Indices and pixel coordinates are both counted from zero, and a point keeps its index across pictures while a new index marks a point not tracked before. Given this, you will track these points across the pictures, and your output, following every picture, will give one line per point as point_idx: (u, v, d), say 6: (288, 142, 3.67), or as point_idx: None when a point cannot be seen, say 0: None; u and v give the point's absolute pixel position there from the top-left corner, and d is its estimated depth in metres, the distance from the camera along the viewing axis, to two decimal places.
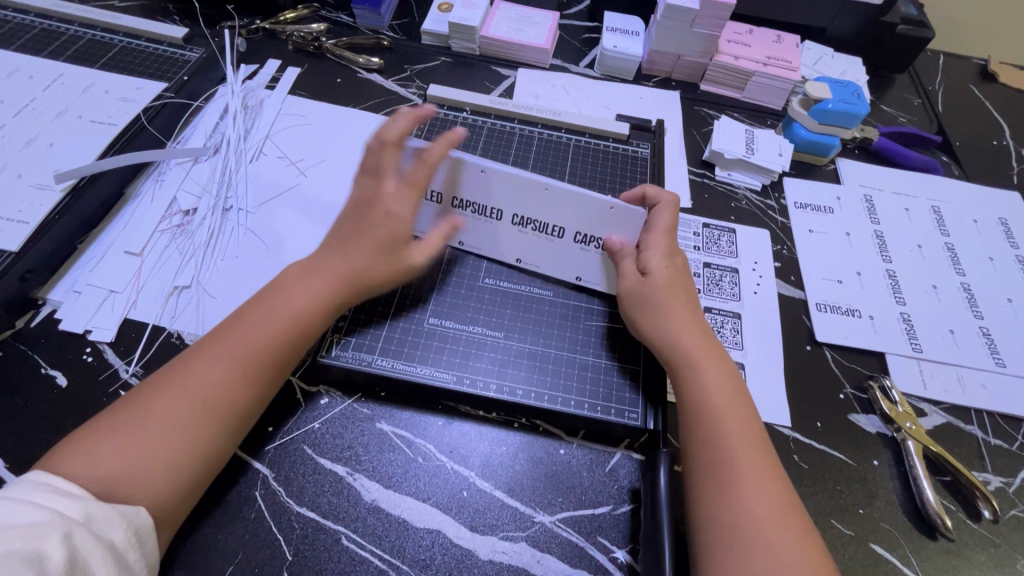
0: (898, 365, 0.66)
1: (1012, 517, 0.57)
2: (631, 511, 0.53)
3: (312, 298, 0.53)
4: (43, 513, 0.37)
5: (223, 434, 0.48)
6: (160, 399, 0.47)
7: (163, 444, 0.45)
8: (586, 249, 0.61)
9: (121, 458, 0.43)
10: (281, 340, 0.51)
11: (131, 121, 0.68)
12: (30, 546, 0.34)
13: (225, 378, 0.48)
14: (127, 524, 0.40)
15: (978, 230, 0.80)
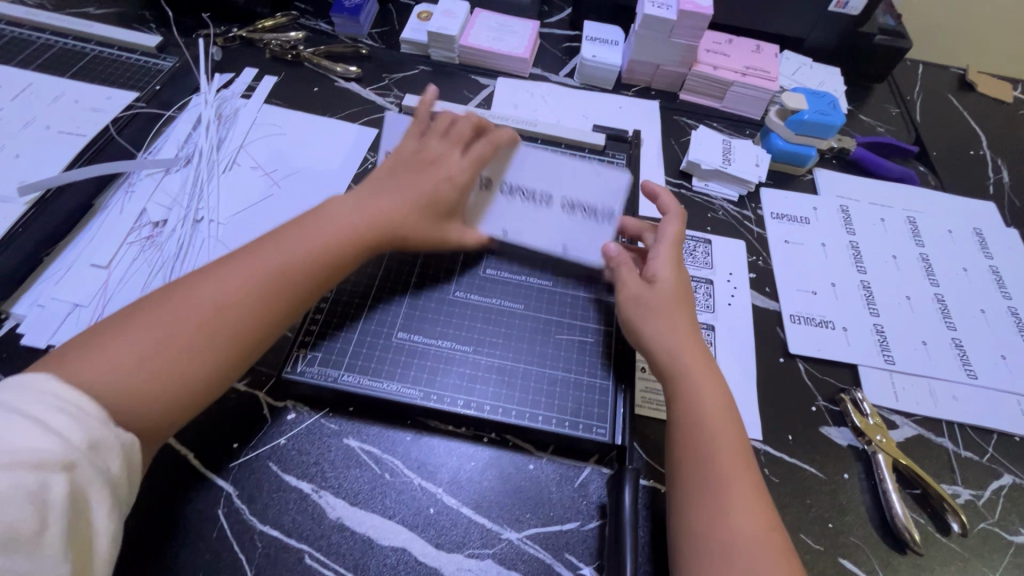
0: (870, 377, 0.66)
1: (981, 530, 0.58)
2: (598, 528, 0.53)
3: (344, 231, 0.54)
4: (48, 435, 0.36)
5: (245, 352, 0.48)
6: (186, 307, 0.47)
7: (188, 355, 0.45)
8: (571, 217, 0.61)
9: (144, 362, 0.44)
10: (313, 271, 0.52)
11: (99, 132, 0.68)
12: (34, 481, 0.34)
13: (258, 297, 0.49)
14: (128, 449, 0.40)
15: (952, 241, 0.81)
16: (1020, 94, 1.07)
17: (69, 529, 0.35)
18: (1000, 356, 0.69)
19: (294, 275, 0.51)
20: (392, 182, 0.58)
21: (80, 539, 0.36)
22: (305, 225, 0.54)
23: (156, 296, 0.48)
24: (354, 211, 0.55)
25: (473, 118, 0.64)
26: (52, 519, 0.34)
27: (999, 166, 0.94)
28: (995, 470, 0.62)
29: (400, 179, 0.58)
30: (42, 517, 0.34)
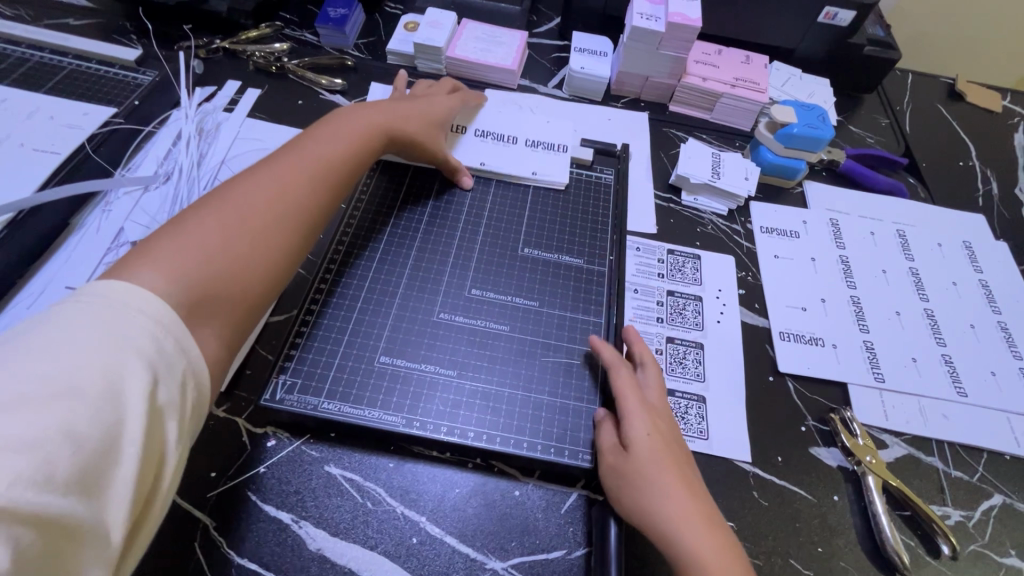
0: (859, 396, 0.66)
1: (971, 552, 0.57)
2: (585, 556, 0.52)
3: (360, 133, 0.62)
4: (131, 363, 0.37)
5: (301, 234, 0.54)
6: (237, 198, 0.51)
7: (256, 236, 0.50)
8: (534, 151, 0.77)
9: (216, 242, 0.47)
10: (339, 165, 0.59)
11: (75, 150, 0.66)
12: (113, 412, 0.35)
13: (301, 186, 0.54)
14: (197, 377, 0.41)
15: (942, 254, 0.81)
16: (1009, 104, 1.08)
17: (142, 464, 0.36)
18: (990, 372, 0.69)
19: (325, 167, 0.57)
20: (386, 107, 0.67)
21: (147, 479, 0.37)
22: (315, 140, 0.60)
23: (201, 200, 0.51)
24: (361, 124, 0.63)
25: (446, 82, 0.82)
26: (126, 453, 0.35)
27: (988, 178, 0.94)
28: (985, 489, 0.61)
29: (387, 106, 0.68)
30: (118, 448, 0.35)
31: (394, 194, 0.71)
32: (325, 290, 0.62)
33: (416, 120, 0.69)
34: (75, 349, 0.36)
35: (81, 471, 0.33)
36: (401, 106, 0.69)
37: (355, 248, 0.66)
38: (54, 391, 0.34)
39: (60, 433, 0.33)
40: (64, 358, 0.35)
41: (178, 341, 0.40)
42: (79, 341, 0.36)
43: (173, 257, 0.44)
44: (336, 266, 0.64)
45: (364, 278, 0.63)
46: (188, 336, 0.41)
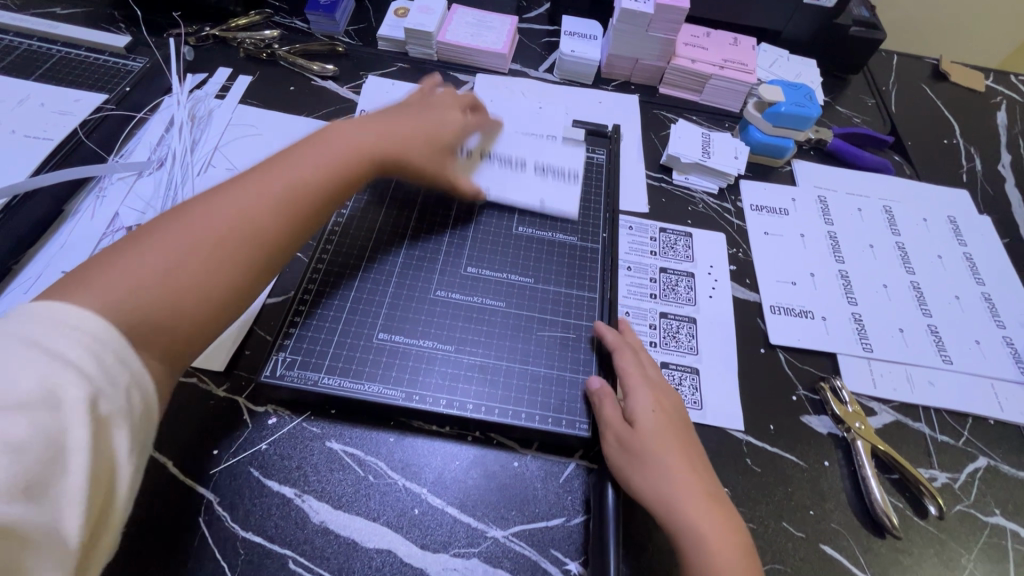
0: (849, 365, 0.67)
1: (957, 512, 0.59)
2: (583, 522, 0.53)
3: (342, 155, 0.57)
4: (70, 373, 0.36)
5: (258, 266, 0.49)
6: (190, 223, 0.47)
7: (205, 271, 0.46)
8: (530, 138, 0.76)
9: (160, 275, 0.44)
10: (312, 190, 0.53)
11: (67, 135, 0.66)
12: (53, 422, 0.34)
13: (269, 216, 0.50)
14: (144, 386, 0.40)
15: (927, 229, 0.82)
16: (992, 83, 1.09)
17: (89, 472, 0.35)
18: (974, 341, 0.71)
19: (300, 193, 0.52)
20: (377, 125, 0.61)
21: (99, 486, 0.36)
22: (303, 160, 0.55)
23: (156, 220, 0.47)
24: (353, 145, 0.58)
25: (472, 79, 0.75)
26: (69, 462, 0.34)
27: (972, 155, 0.96)
28: (970, 452, 0.63)
29: (380, 124, 0.62)
30: (60, 457, 0.34)
31: (388, 175, 0.71)
32: (322, 271, 0.62)
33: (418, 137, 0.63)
34: (10, 362, 0.35)
35: (22, 481, 0.32)
36: (396, 122, 0.63)
37: (350, 228, 0.66)
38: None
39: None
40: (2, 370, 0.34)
41: (121, 355, 0.39)
42: (16, 353, 0.35)
43: (111, 288, 0.41)
44: (332, 246, 0.64)
45: (360, 258, 0.63)
46: (129, 349, 0.39)
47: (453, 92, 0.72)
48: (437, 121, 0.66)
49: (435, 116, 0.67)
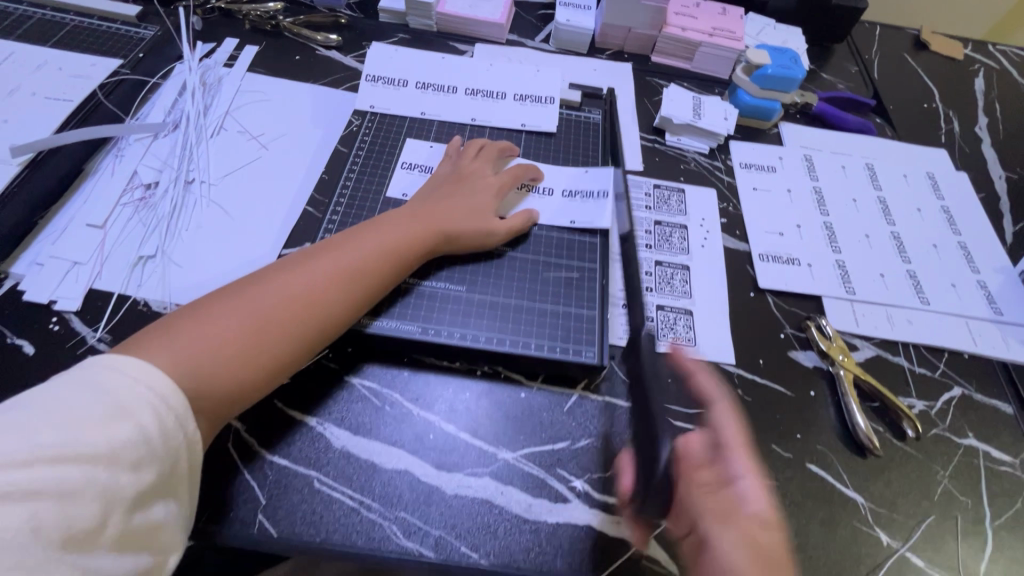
0: (833, 306, 0.72)
1: (933, 435, 0.63)
2: (587, 445, 0.57)
3: (392, 242, 0.59)
4: (125, 435, 0.40)
5: (303, 349, 0.53)
6: (246, 305, 0.51)
7: (262, 343, 0.50)
8: (524, 106, 0.80)
9: (224, 344, 0.48)
10: (360, 283, 0.56)
11: (86, 97, 0.69)
12: (107, 478, 0.38)
13: (324, 298, 0.54)
14: (190, 452, 0.44)
15: (907, 184, 0.86)
16: (971, 52, 1.13)
17: (131, 526, 0.40)
18: (950, 285, 0.75)
19: (354, 273, 0.56)
20: (427, 213, 0.63)
21: (138, 539, 0.41)
22: (362, 239, 0.58)
23: (217, 297, 0.52)
24: (409, 230, 0.61)
25: (505, 149, 0.73)
26: (117, 518, 0.39)
27: (951, 118, 1.00)
28: (946, 382, 0.67)
29: (430, 210, 0.63)
30: (110, 513, 0.38)
31: (395, 135, 0.76)
32: (337, 220, 0.67)
33: (463, 237, 0.64)
34: (82, 414, 0.39)
35: (76, 528, 0.36)
36: (445, 205, 0.64)
37: (361, 184, 0.71)
38: (59, 452, 0.37)
39: (58, 491, 0.36)
40: (72, 420, 0.39)
41: (171, 424, 0.43)
42: (86, 405, 0.40)
43: (182, 354, 0.46)
44: (346, 199, 0.69)
45: (373, 210, 0.69)
46: (185, 413, 0.44)
47: (486, 159, 0.71)
48: (477, 202, 0.66)
49: (473, 197, 0.66)
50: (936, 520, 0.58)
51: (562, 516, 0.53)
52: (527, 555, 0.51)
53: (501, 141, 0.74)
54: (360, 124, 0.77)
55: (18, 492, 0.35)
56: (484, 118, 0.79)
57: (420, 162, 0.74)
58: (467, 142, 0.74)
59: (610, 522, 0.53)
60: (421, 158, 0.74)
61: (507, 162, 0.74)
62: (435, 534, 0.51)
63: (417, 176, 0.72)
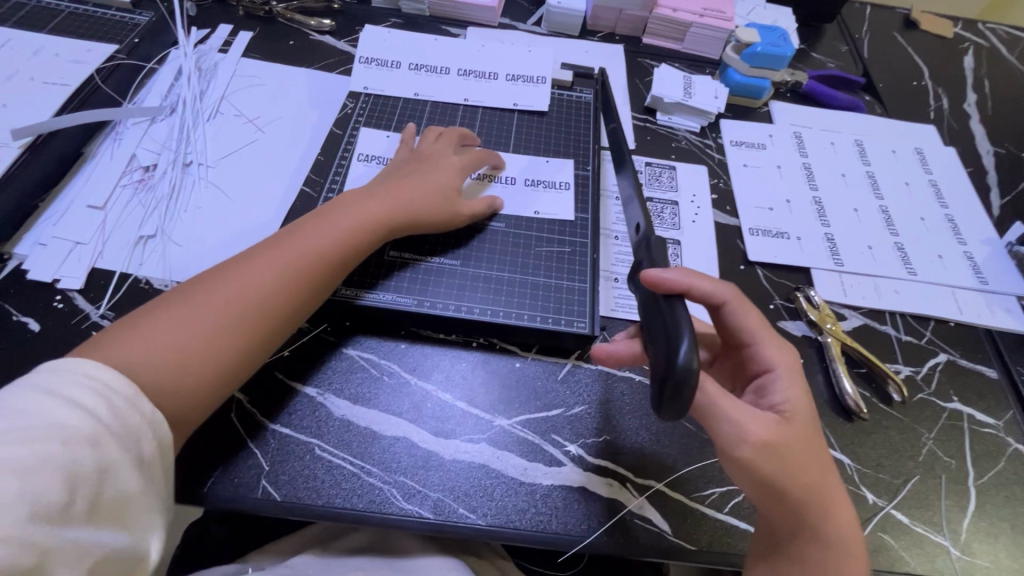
0: (822, 278, 0.73)
1: (919, 399, 0.65)
2: (581, 412, 0.59)
3: (352, 225, 0.58)
4: (76, 419, 0.40)
5: (263, 338, 0.52)
6: (199, 298, 0.51)
7: (213, 336, 0.49)
8: (515, 86, 0.81)
9: (179, 341, 0.48)
10: (314, 264, 0.55)
11: (84, 82, 0.70)
12: (63, 456, 0.38)
13: (276, 285, 0.53)
14: (155, 432, 0.44)
15: (896, 159, 0.88)
16: (961, 30, 1.14)
17: (99, 501, 0.39)
18: (937, 256, 0.77)
19: (304, 259, 0.55)
20: (384, 194, 0.62)
21: (113, 514, 0.40)
22: (320, 223, 0.58)
23: (171, 295, 0.52)
24: (366, 214, 0.60)
25: (461, 134, 0.72)
26: (79, 494, 0.38)
27: (940, 95, 1.01)
28: (933, 349, 0.69)
29: (387, 190, 0.62)
30: (72, 490, 0.38)
31: (388, 117, 0.77)
32: (334, 198, 0.69)
33: (425, 218, 0.63)
34: (28, 403, 0.39)
35: (35, 504, 0.36)
36: (403, 184, 0.63)
37: (355, 165, 0.72)
38: (6, 437, 0.37)
39: (10, 470, 0.36)
40: (20, 409, 0.39)
41: (132, 405, 0.43)
42: (31, 397, 0.40)
43: (128, 354, 0.46)
44: (341, 179, 0.70)
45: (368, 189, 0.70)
46: (139, 396, 0.44)
47: (443, 144, 0.70)
48: (437, 180, 0.65)
49: (433, 175, 0.65)
50: (920, 479, 0.59)
51: (557, 478, 0.55)
52: (522, 516, 0.53)
53: (454, 128, 0.72)
54: (354, 107, 0.78)
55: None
56: (477, 99, 0.80)
57: (375, 153, 0.73)
58: (425, 129, 0.74)
59: (603, 483, 0.55)
60: (378, 150, 0.73)
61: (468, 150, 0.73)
62: (433, 497, 0.53)
63: (375, 168, 0.72)
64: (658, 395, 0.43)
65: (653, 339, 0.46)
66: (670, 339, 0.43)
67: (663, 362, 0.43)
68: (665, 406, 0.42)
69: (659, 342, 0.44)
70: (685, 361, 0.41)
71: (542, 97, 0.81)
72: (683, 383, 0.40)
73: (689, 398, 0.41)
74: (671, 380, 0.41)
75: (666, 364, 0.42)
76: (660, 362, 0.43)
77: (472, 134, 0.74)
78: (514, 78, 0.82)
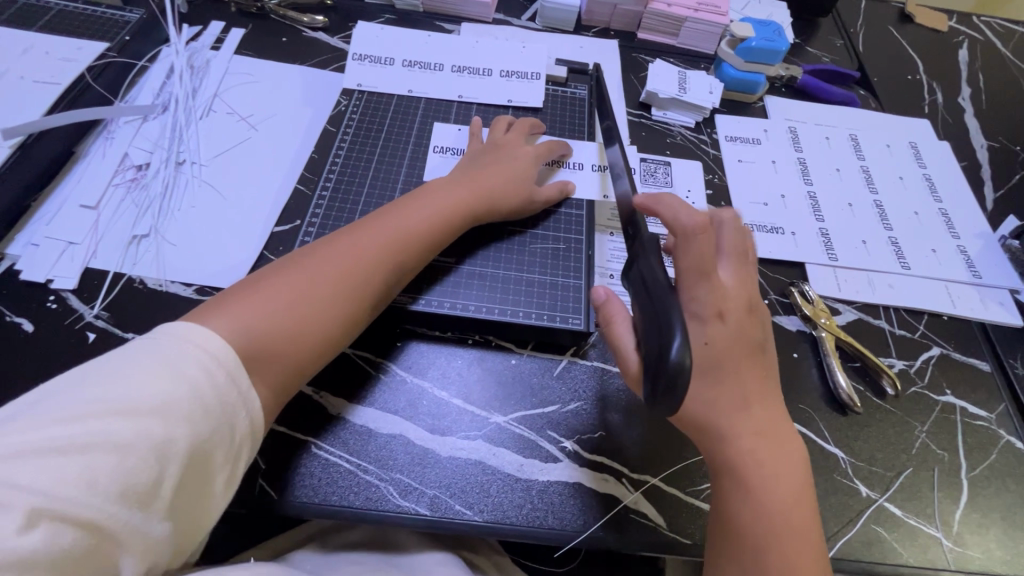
0: (816, 273, 0.73)
1: (913, 393, 0.65)
2: (576, 408, 0.59)
3: (443, 210, 0.61)
4: (179, 395, 0.41)
5: (354, 316, 0.54)
6: (305, 272, 0.53)
7: (320, 308, 0.52)
8: (510, 82, 0.81)
9: (286, 309, 0.50)
10: (410, 247, 0.58)
11: (74, 80, 0.70)
12: (159, 432, 0.39)
13: (372, 264, 0.55)
14: (248, 409, 0.45)
15: (890, 153, 0.88)
16: (955, 23, 1.14)
17: (183, 482, 0.41)
18: (931, 250, 0.77)
19: (400, 243, 0.58)
20: (464, 185, 0.64)
21: (192, 495, 0.42)
22: (411, 207, 0.61)
23: (270, 268, 0.54)
24: (454, 199, 0.63)
25: (531, 126, 0.75)
26: (168, 474, 0.39)
27: (934, 89, 1.01)
28: (926, 343, 0.69)
29: (469, 179, 0.65)
30: (161, 469, 0.39)
31: (382, 114, 0.77)
32: (327, 196, 0.68)
33: (504, 206, 0.66)
34: (135, 375, 0.41)
35: (130, 480, 0.37)
36: (483, 173, 0.66)
37: (349, 162, 0.72)
38: (112, 409, 0.39)
39: (109, 444, 0.37)
40: (127, 382, 0.40)
41: (229, 380, 0.44)
42: (138, 367, 0.41)
43: (243, 317, 0.48)
44: (335, 176, 0.70)
45: (362, 187, 0.70)
46: (241, 370, 0.45)
47: (518, 135, 0.73)
48: (513, 169, 0.68)
49: (506, 166, 0.68)
50: (913, 472, 0.60)
51: (552, 474, 0.55)
52: (519, 511, 0.53)
53: (524, 120, 0.75)
54: (348, 104, 0.78)
55: (74, 447, 0.37)
56: (471, 96, 0.80)
57: (447, 145, 0.74)
58: (494, 120, 0.76)
59: (598, 479, 0.55)
60: (450, 141, 0.75)
61: (536, 139, 0.76)
62: (429, 493, 0.53)
63: (451, 159, 0.73)
64: (650, 391, 0.43)
65: (646, 331, 0.47)
66: (663, 332, 0.43)
67: (656, 356, 0.43)
68: (659, 401, 0.42)
69: (653, 335, 0.44)
70: (678, 357, 0.41)
71: (537, 93, 0.80)
72: (676, 379, 0.41)
73: (682, 395, 0.41)
74: (664, 376, 0.41)
75: (658, 357, 0.42)
76: (653, 355, 0.43)
77: (536, 122, 0.76)
78: (509, 74, 0.82)
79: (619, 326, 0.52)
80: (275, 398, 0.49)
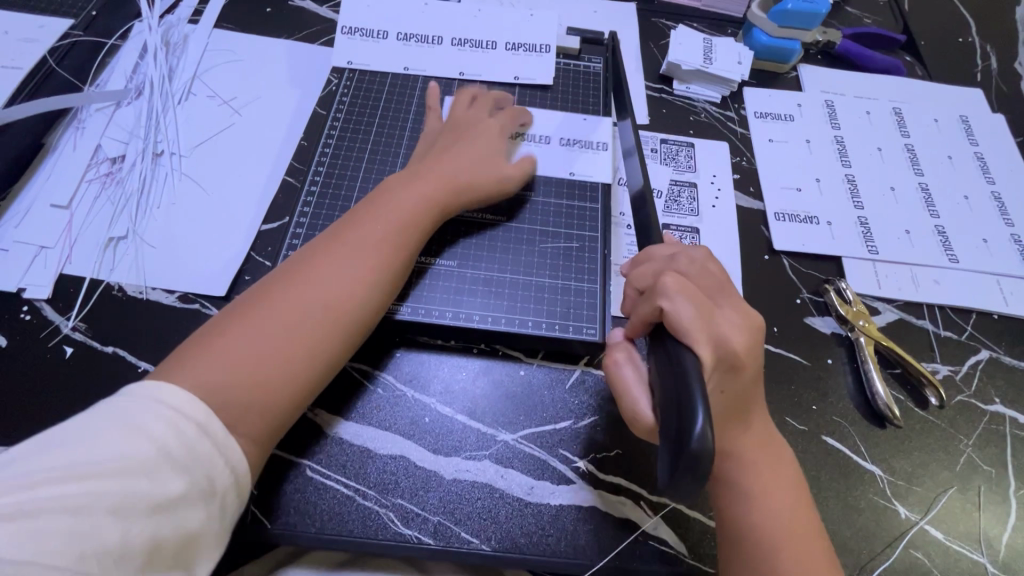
0: (854, 268, 0.67)
1: (958, 402, 0.60)
2: (591, 424, 0.54)
3: (410, 210, 0.55)
4: (142, 448, 0.37)
5: (334, 342, 0.48)
6: (266, 309, 0.47)
7: (293, 342, 0.46)
8: (516, 56, 0.73)
9: (254, 353, 0.45)
10: (383, 258, 0.52)
11: (37, 64, 0.65)
12: (122, 489, 0.35)
13: (342, 285, 0.50)
14: (229, 463, 0.40)
15: (938, 129, 0.79)
16: None
17: (155, 546, 0.36)
18: (982, 240, 0.70)
19: (375, 254, 0.52)
20: (428, 174, 0.58)
21: (171, 559, 0.37)
22: (375, 211, 0.54)
23: (225, 313, 0.48)
24: (421, 196, 0.56)
25: (496, 96, 0.68)
26: (134, 536, 0.35)
27: (988, 53, 0.91)
28: (974, 346, 0.63)
29: (427, 170, 0.58)
30: (127, 530, 0.35)
31: (376, 94, 0.70)
32: (317, 191, 0.62)
33: (478, 194, 0.59)
34: (97, 431, 0.37)
35: (87, 545, 0.33)
36: (441, 159, 0.59)
37: (341, 151, 0.65)
38: (65, 471, 0.35)
39: (64, 506, 0.34)
40: (84, 441, 0.36)
41: (201, 426, 0.40)
42: (98, 424, 0.37)
43: (204, 372, 0.42)
44: (325, 167, 0.64)
45: (355, 179, 0.64)
46: (211, 418, 0.40)
47: (475, 109, 0.65)
48: (475, 148, 0.61)
49: (469, 148, 0.61)
50: (957, 490, 0.55)
51: (566, 497, 0.51)
52: (530, 539, 0.49)
53: (491, 91, 0.68)
54: (338, 84, 0.71)
55: (25, 512, 0.33)
56: (474, 73, 0.72)
57: None
58: (459, 92, 0.69)
59: (616, 502, 0.51)
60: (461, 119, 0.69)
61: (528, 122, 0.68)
62: (434, 520, 0.49)
63: None
64: (670, 467, 0.37)
65: (660, 393, 0.42)
66: (681, 405, 0.38)
67: (675, 431, 0.37)
68: (678, 483, 0.36)
69: (669, 405, 0.40)
70: (702, 433, 0.35)
71: (547, 66, 0.73)
72: (699, 460, 0.35)
73: (707, 475, 0.35)
74: (686, 457, 0.35)
75: (679, 435, 0.37)
76: (671, 429, 0.38)
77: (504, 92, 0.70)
78: (517, 45, 0.74)
79: (629, 369, 0.48)
80: (261, 447, 0.44)
